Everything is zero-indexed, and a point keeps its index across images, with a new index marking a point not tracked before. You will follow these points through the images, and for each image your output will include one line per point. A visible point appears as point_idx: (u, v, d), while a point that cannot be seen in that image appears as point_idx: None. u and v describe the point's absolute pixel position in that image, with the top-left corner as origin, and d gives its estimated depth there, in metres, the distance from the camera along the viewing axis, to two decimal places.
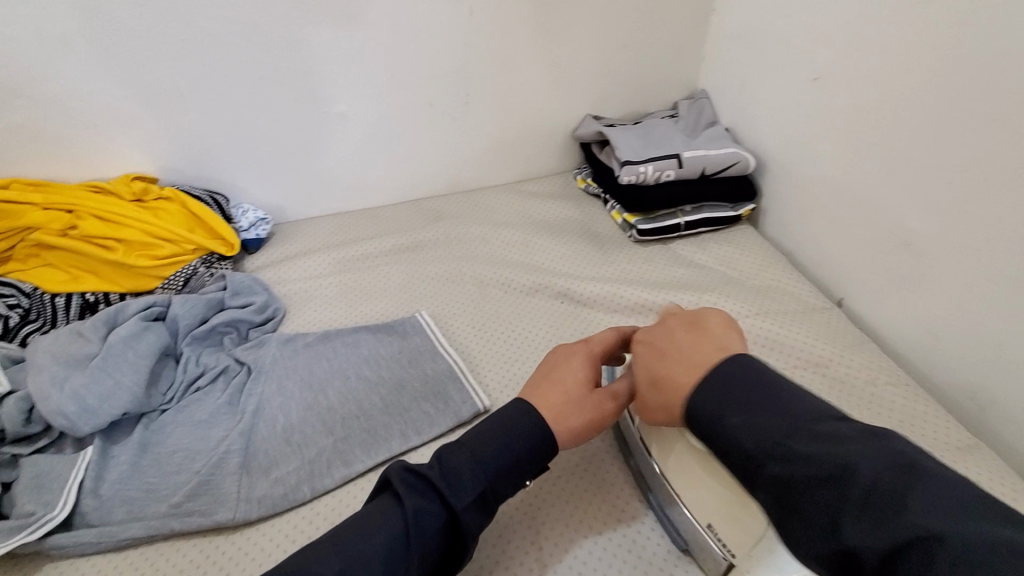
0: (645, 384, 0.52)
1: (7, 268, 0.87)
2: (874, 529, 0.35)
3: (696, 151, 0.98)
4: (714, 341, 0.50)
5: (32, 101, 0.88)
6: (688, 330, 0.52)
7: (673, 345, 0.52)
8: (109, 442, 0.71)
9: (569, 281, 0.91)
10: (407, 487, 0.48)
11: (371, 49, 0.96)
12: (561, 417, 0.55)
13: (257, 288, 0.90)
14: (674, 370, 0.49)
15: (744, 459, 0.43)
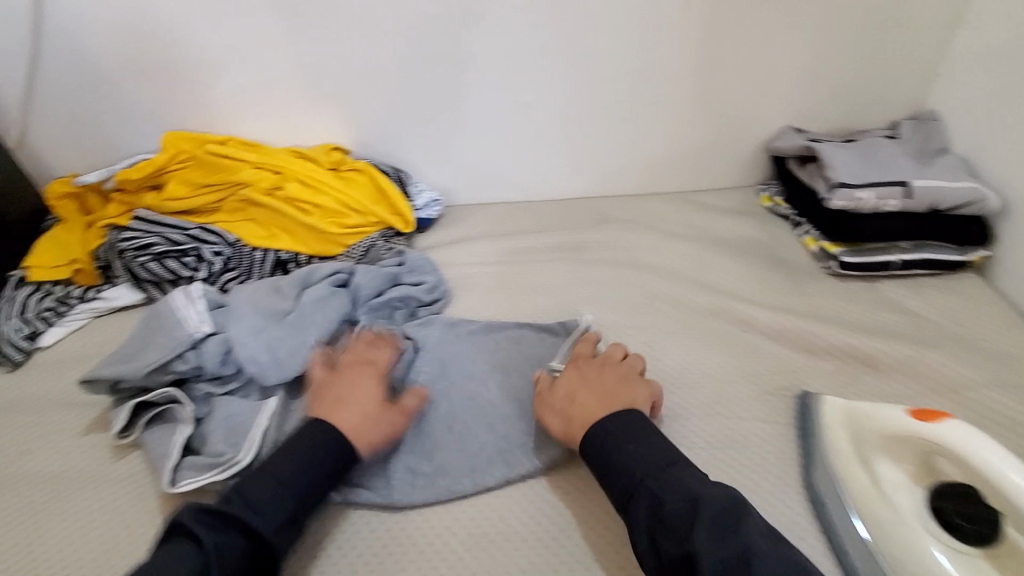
0: (560, 399, 0.65)
1: (217, 218, 0.95)
2: (681, 540, 0.49)
3: (928, 181, 0.86)
4: (637, 395, 0.64)
5: (258, 68, 0.95)
6: (602, 380, 0.66)
7: (588, 382, 0.65)
8: (290, 396, 0.75)
9: (754, 307, 0.83)
10: (199, 525, 0.51)
11: (568, 38, 0.93)
12: (349, 423, 0.62)
13: (429, 269, 0.91)
14: (589, 400, 0.63)
15: (626, 483, 0.55)
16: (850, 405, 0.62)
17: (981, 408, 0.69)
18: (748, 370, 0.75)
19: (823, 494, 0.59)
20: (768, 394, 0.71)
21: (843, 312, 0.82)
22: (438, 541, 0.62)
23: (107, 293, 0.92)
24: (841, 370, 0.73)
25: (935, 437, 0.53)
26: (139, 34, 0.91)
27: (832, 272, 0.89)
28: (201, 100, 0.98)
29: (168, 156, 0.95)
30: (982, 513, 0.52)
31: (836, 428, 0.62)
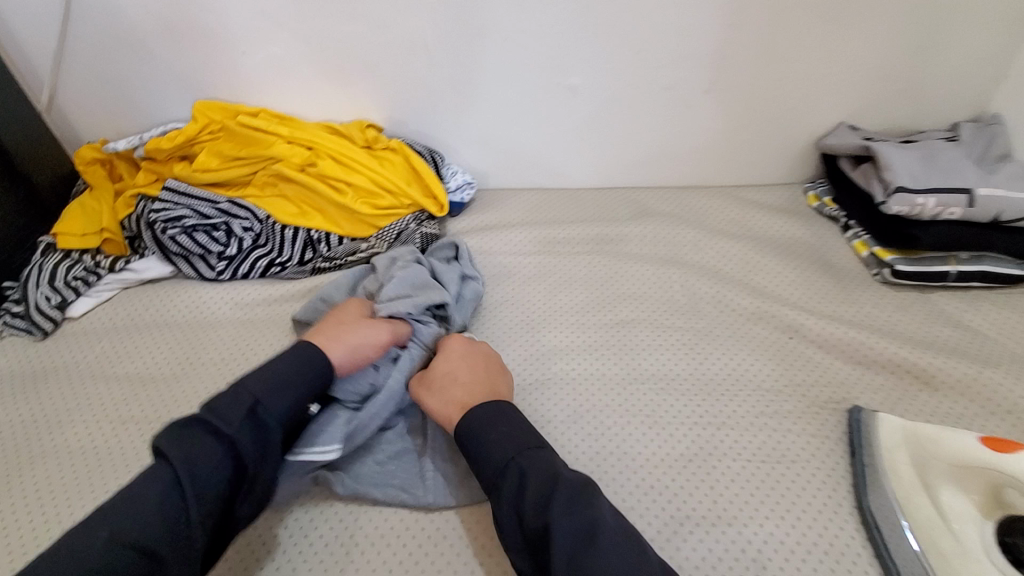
0: (440, 380, 0.65)
1: (247, 192, 0.93)
2: (539, 512, 0.48)
3: (993, 190, 0.81)
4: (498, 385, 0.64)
5: (296, 37, 0.91)
6: (463, 367, 0.65)
7: (449, 370, 0.65)
8: None
9: (801, 313, 0.80)
10: (179, 446, 0.50)
11: (624, 20, 0.88)
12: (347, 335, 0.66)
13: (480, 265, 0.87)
14: (457, 392, 0.62)
15: (495, 463, 0.53)
16: (913, 428, 0.59)
17: None
18: (794, 379, 0.72)
19: (878, 517, 0.56)
20: (818, 408, 0.68)
21: (895, 322, 0.79)
22: (476, 537, 0.59)
23: (136, 264, 0.90)
24: (892, 385, 0.71)
25: None
26: None
27: (881, 280, 0.85)
28: (234, 69, 0.95)
29: (198, 127, 0.94)
30: None
31: (895, 450, 0.59)
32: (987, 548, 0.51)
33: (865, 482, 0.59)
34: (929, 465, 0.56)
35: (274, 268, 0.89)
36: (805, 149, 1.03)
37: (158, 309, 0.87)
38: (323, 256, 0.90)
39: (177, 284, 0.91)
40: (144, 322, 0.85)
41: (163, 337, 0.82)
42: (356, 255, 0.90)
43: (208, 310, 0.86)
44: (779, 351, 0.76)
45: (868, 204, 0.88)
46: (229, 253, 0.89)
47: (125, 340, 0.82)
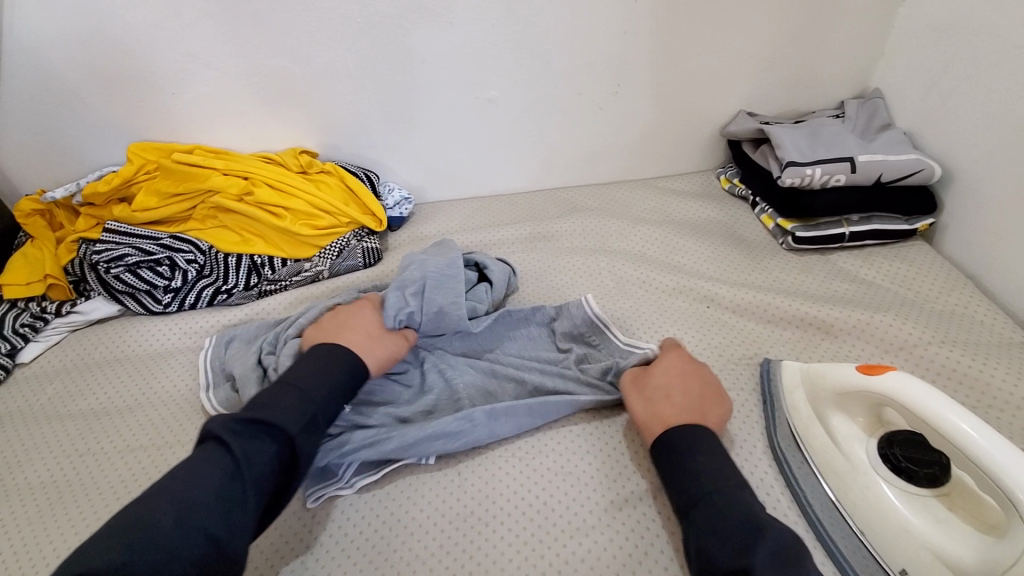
0: (654, 390, 0.65)
1: (188, 226, 0.97)
2: None
3: (873, 155, 0.90)
4: (718, 415, 0.62)
5: (222, 74, 0.95)
6: (683, 387, 0.64)
7: (658, 406, 0.63)
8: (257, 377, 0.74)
9: (715, 284, 0.87)
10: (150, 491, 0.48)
11: (529, 35, 0.95)
12: (355, 344, 0.69)
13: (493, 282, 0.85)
14: (677, 412, 0.61)
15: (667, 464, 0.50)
16: (806, 368, 0.66)
17: (934, 363, 0.73)
18: (712, 342, 0.79)
19: (787, 453, 0.62)
20: (733, 365, 0.75)
21: (800, 284, 0.87)
22: (427, 530, 0.61)
23: (82, 306, 0.91)
24: (801, 337, 0.78)
25: (879, 388, 0.56)
26: (97, 44, 0.91)
27: (788, 247, 0.94)
28: (166, 111, 0.99)
29: (134, 167, 0.96)
30: (930, 457, 0.55)
31: (795, 390, 0.66)
32: (874, 462, 0.58)
33: (774, 423, 0.66)
34: (818, 396, 0.63)
35: (221, 295, 0.92)
36: (713, 138, 1.12)
37: (108, 346, 0.88)
38: (269, 279, 0.95)
39: (125, 321, 0.93)
40: (92, 360, 0.86)
41: (112, 372, 0.84)
42: (302, 274, 0.95)
43: (158, 342, 0.88)
44: (698, 318, 0.83)
45: (768, 181, 0.97)
46: (174, 285, 0.91)
47: (76, 379, 0.83)
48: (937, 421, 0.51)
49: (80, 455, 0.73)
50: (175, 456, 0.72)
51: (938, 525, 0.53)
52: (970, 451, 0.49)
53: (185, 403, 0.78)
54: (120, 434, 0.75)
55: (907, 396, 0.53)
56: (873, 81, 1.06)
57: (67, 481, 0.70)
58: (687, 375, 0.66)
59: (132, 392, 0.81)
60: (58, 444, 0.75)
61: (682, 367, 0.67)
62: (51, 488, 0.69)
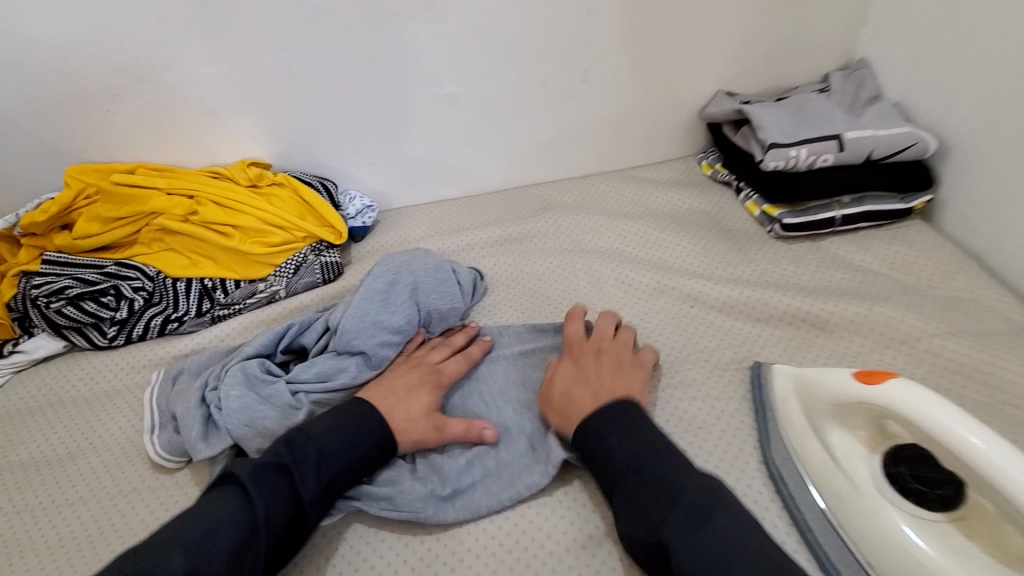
0: (559, 400, 0.63)
1: (133, 251, 0.90)
2: None
3: (860, 131, 0.84)
4: (637, 383, 0.63)
5: (158, 85, 0.89)
6: (592, 369, 0.64)
7: (577, 390, 0.62)
8: (202, 415, 0.67)
9: (699, 281, 0.81)
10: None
11: (486, 22, 0.88)
12: (386, 405, 0.63)
13: (469, 288, 0.81)
14: (587, 391, 0.62)
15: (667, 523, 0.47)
16: (799, 373, 0.60)
17: (939, 357, 0.67)
18: (695, 346, 0.72)
19: (782, 471, 0.56)
20: (720, 370, 0.69)
21: (790, 275, 0.81)
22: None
23: (25, 345, 0.85)
24: (793, 335, 0.72)
25: (878, 400, 0.49)
26: (18, 61, 0.84)
27: (775, 236, 0.87)
28: (102, 128, 0.92)
29: (72, 193, 0.89)
30: (942, 477, 0.50)
31: (788, 399, 0.60)
32: (880, 482, 0.52)
33: (766, 437, 0.59)
34: (810, 407, 0.57)
35: (172, 323, 0.85)
36: (691, 121, 1.05)
37: (52, 386, 0.82)
38: (222, 303, 0.88)
39: (71, 358, 0.86)
40: (35, 403, 0.80)
41: (56, 416, 0.78)
42: (256, 295, 0.88)
43: (106, 379, 0.82)
44: (682, 320, 0.76)
45: (750, 165, 0.90)
46: (120, 317, 0.85)
47: (17, 427, 0.77)
48: (944, 437, 0.45)
49: (18, 513, 0.67)
50: (119, 507, 0.66)
51: (954, 557, 0.47)
52: (987, 474, 0.43)
53: (133, 446, 0.72)
54: (62, 486, 0.69)
55: (910, 409, 0.47)
56: (858, 50, 1.00)
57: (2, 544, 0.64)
58: (597, 357, 0.66)
59: (75, 437, 0.75)
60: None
61: (585, 353, 0.67)
62: None
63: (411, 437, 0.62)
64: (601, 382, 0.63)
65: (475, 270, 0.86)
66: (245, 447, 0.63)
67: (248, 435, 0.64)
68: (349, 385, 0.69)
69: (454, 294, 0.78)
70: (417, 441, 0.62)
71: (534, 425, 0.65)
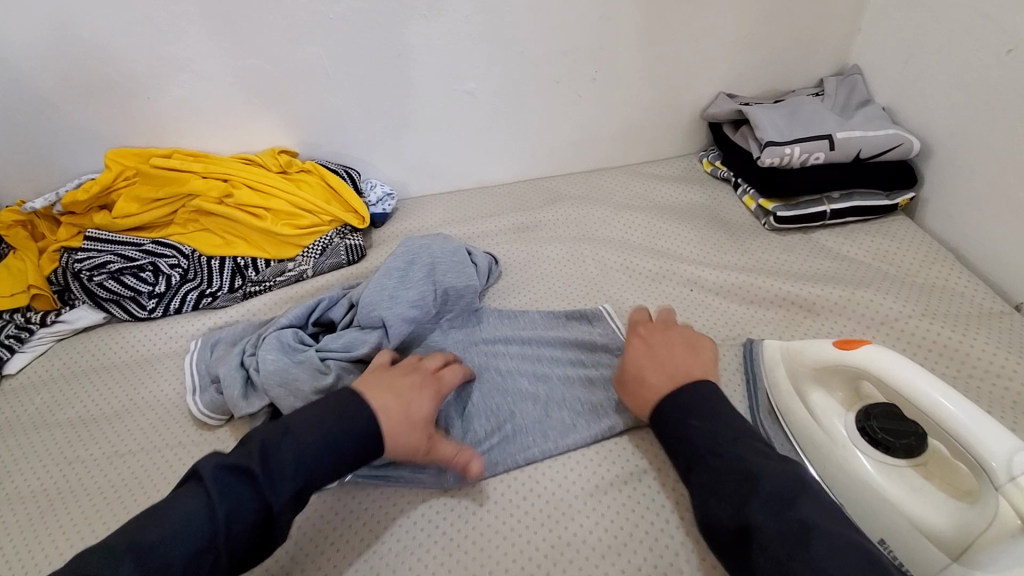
0: (634, 379, 0.66)
1: (169, 231, 0.97)
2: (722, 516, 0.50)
3: (850, 132, 0.90)
4: (706, 361, 0.65)
5: (197, 76, 0.95)
6: (662, 351, 0.67)
7: (653, 371, 0.65)
8: (240, 375, 0.73)
9: (698, 267, 0.87)
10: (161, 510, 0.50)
11: (503, 24, 0.95)
12: (388, 404, 0.60)
13: (486, 271, 0.87)
14: (659, 372, 0.65)
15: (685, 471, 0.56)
16: (786, 345, 0.66)
17: (915, 337, 0.73)
18: (694, 325, 0.79)
19: (769, 431, 0.63)
20: (716, 346, 0.75)
21: (782, 263, 0.87)
22: (414, 523, 0.62)
23: (67, 315, 0.91)
24: (783, 316, 0.79)
25: (855, 364, 0.56)
26: (70, 51, 0.90)
27: (770, 228, 0.94)
28: (142, 115, 0.98)
29: (113, 174, 0.95)
30: (909, 427, 0.55)
31: (776, 367, 0.66)
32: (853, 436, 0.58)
33: (755, 403, 0.66)
34: (795, 374, 0.63)
35: (206, 298, 0.92)
36: (693, 121, 1.12)
37: (94, 354, 0.88)
38: (252, 280, 0.95)
39: (110, 329, 0.92)
40: (79, 369, 0.86)
41: (99, 380, 0.84)
42: (285, 274, 0.95)
43: (145, 347, 0.88)
44: (682, 302, 0.83)
45: (747, 161, 0.97)
46: (158, 291, 0.91)
47: (64, 389, 0.83)
48: (910, 394, 0.51)
49: (70, 464, 0.73)
50: (165, 460, 0.72)
51: (914, 494, 0.54)
52: (943, 421, 0.49)
53: (172, 407, 0.78)
54: (110, 440, 0.75)
55: (883, 369, 0.53)
56: (851, 58, 1.06)
57: (57, 490, 0.70)
58: (668, 339, 0.68)
59: (119, 399, 0.81)
60: (48, 457, 0.74)
61: (651, 336, 0.69)
62: (40, 498, 0.70)
63: (405, 442, 0.60)
64: (673, 365, 0.65)
65: (490, 254, 0.92)
66: (282, 405, 0.69)
67: (285, 393, 0.70)
68: (372, 355, 0.74)
69: (468, 275, 0.83)
70: (408, 447, 0.60)
71: (546, 393, 0.72)
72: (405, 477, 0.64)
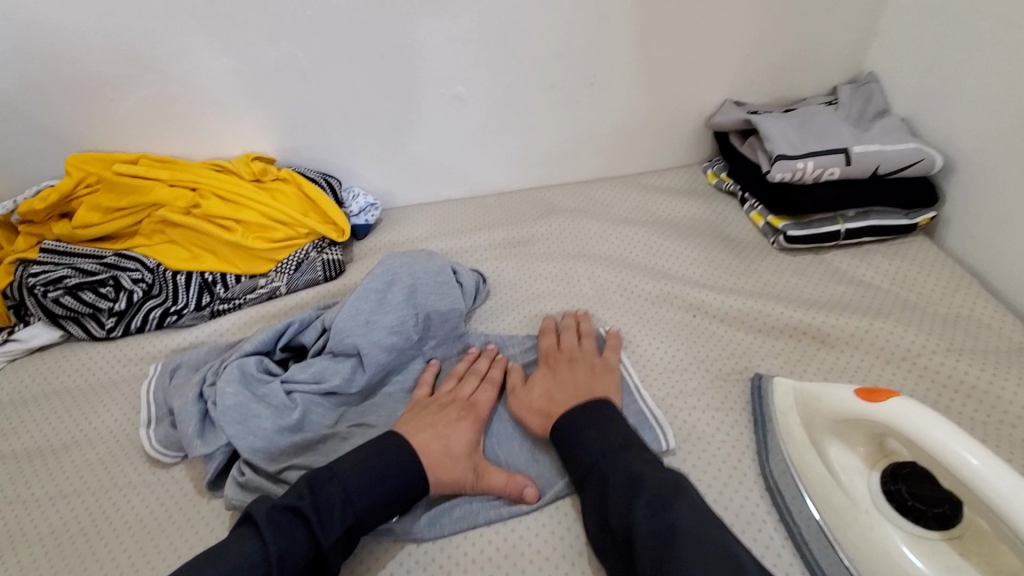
0: (538, 407, 0.64)
1: (133, 242, 0.90)
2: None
3: (867, 145, 0.84)
4: (608, 386, 0.64)
5: (165, 77, 0.88)
6: (565, 378, 0.66)
7: (556, 397, 0.64)
8: (197, 409, 0.67)
9: (702, 290, 0.81)
10: None
11: (494, 24, 0.88)
12: (424, 442, 0.59)
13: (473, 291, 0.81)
14: (561, 398, 0.64)
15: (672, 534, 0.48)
16: (799, 387, 0.60)
17: (939, 375, 0.67)
18: (697, 356, 0.72)
19: (781, 484, 0.56)
20: (720, 381, 0.69)
21: (793, 287, 0.81)
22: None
23: (21, 333, 0.84)
24: (793, 348, 0.72)
25: (879, 417, 0.49)
26: (26, 49, 0.83)
27: (778, 247, 0.87)
28: (107, 118, 0.91)
29: (73, 181, 0.88)
30: (940, 494, 0.50)
31: (788, 412, 0.60)
32: (878, 501, 0.52)
33: (765, 451, 0.59)
34: (811, 422, 0.57)
35: (171, 316, 0.85)
36: (697, 129, 1.05)
37: (48, 376, 0.81)
38: (221, 297, 0.88)
39: (68, 348, 0.86)
40: (31, 393, 0.79)
41: (52, 406, 0.77)
42: (257, 291, 0.88)
43: (104, 370, 0.81)
44: (683, 329, 0.76)
45: (756, 175, 0.90)
46: (118, 308, 0.84)
47: (12, 416, 0.77)
48: (944, 458, 0.45)
49: (10, 504, 0.66)
50: (113, 502, 0.65)
51: (948, 574, 0.48)
52: (979, 490, 0.43)
53: (127, 439, 0.72)
54: (56, 478, 0.69)
55: (911, 425, 0.47)
56: (866, 64, 1.00)
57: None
58: (590, 367, 0.67)
59: (71, 429, 0.74)
60: None
61: (573, 363, 0.68)
62: None
63: (451, 478, 0.58)
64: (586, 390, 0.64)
65: (477, 272, 0.86)
66: (241, 444, 0.63)
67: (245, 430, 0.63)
68: (344, 388, 0.68)
69: (452, 297, 0.76)
70: (457, 483, 0.59)
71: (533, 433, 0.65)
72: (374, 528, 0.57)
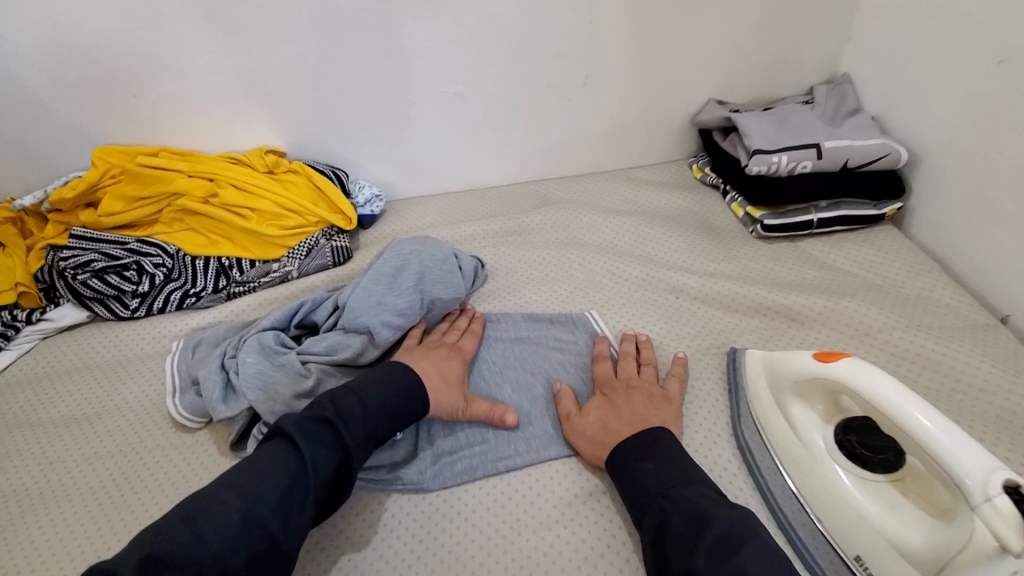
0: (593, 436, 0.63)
1: (154, 229, 0.96)
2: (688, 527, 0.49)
3: (838, 141, 0.90)
4: (668, 416, 0.63)
5: (185, 75, 0.94)
6: (624, 408, 0.64)
7: (610, 429, 0.63)
8: (220, 378, 0.73)
9: (684, 274, 0.87)
10: None
11: (492, 27, 0.94)
12: (422, 366, 0.68)
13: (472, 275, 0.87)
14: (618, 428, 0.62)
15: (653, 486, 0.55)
16: (767, 356, 0.66)
17: (898, 348, 0.73)
18: (679, 333, 0.79)
19: (750, 442, 0.63)
20: (699, 354, 0.75)
21: (769, 271, 0.87)
22: (391, 529, 0.61)
23: (51, 313, 0.90)
24: (767, 325, 0.79)
25: (833, 376, 0.56)
26: (56, 49, 0.89)
27: (757, 236, 0.94)
28: (129, 113, 0.97)
29: (98, 171, 0.94)
30: (884, 443, 0.57)
31: (758, 378, 0.66)
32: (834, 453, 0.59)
33: (736, 413, 0.66)
34: (777, 386, 0.64)
35: (190, 298, 0.91)
36: (683, 127, 1.11)
37: (78, 352, 0.87)
38: (237, 281, 0.94)
39: (94, 328, 0.91)
40: (63, 368, 0.85)
41: (83, 379, 0.83)
42: (270, 275, 0.94)
43: (129, 347, 0.87)
44: (667, 309, 0.83)
45: (736, 169, 0.96)
46: (141, 290, 0.90)
47: (46, 388, 0.82)
48: (887, 408, 0.51)
49: (49, 465, 0.72)
50: (144, 462, 0.71)
51: (892, 512, 0.55)
52: (918, 436, 0.49)
53: (154, 409, 0.78)
54: (90, 442, 0.74)
55: (859, 382, 0.53)
56: (841, 66, 1.06)
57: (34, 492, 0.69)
58: (647, 397, 0.66)
59: (101, 399, 0.80)
60: (27, 457, 0.73)
61: (632, 392, 0.67)
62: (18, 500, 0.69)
63: (444, 401, 0.67)
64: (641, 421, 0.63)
65: (476, 258, 0.92)
66: (261, 409, 0.69)
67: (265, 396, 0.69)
68: (353, 360, 0.74)
69: (454, 279, 0.82)
70: (448, 404, 0.67)
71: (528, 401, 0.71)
72: (385, 481, 0.64)
